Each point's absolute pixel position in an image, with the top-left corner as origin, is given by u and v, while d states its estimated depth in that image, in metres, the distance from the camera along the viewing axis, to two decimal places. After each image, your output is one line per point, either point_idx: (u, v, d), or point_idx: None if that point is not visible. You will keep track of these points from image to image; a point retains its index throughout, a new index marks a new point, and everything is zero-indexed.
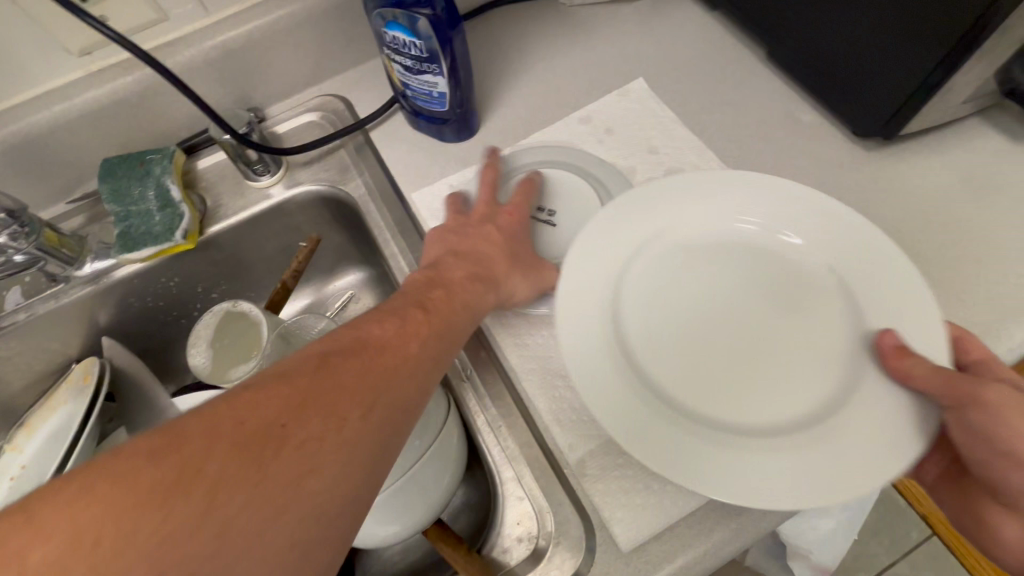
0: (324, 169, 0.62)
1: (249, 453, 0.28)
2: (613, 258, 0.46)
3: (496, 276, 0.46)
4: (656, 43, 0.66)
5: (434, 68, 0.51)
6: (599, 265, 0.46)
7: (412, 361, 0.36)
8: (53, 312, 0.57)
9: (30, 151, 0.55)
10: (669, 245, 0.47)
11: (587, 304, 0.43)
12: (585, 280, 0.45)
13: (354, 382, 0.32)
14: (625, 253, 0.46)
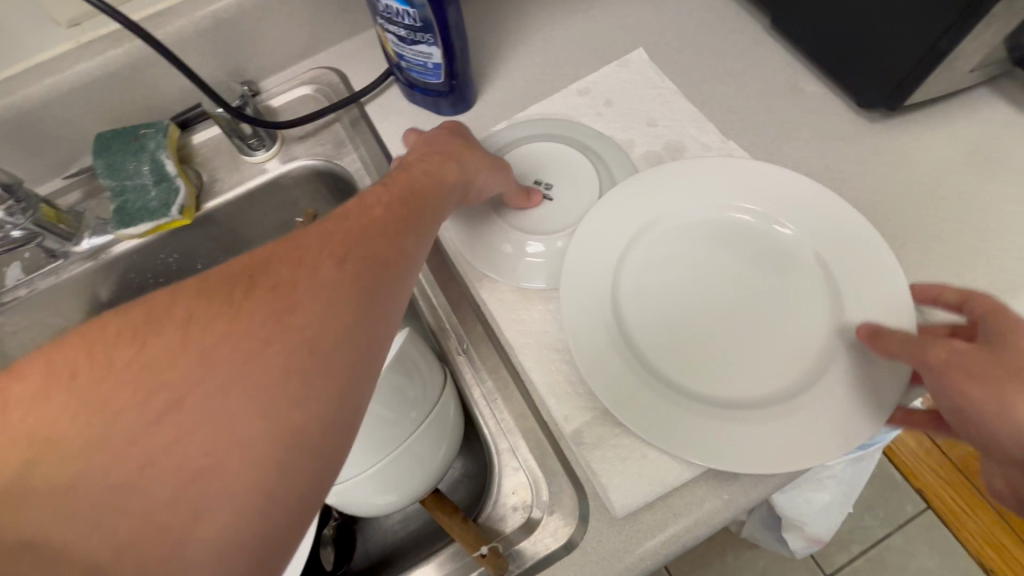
0: (319, 144, 0.61)
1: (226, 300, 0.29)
2: (613, 243, 0.49)
3: (455, 155, 0.47)
4: (657, 11, 0.64)
5: (428, 38, 0.50)
6: (600, 249, 0.49)
7: (379, 221, 0.36)
8: (54, 287, 0.58)
9: (23, 125, 0.54)
10: (666, 230, 0.50)
11: (588, 287, 0.47)
12: (585, 264, 0.48)
13: (324, 239, 0.33)
14: (631, 230, 0.49)
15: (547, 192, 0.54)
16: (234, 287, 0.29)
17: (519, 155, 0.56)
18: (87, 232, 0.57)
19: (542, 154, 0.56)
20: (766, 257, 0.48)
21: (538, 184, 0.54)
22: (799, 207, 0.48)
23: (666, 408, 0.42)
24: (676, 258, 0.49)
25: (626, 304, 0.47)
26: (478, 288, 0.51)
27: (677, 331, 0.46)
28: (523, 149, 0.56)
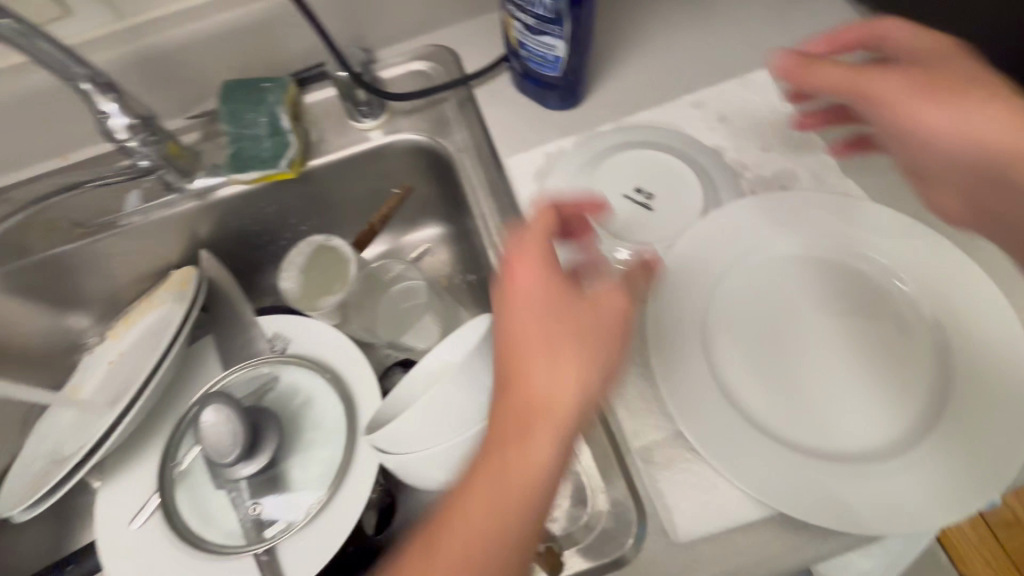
0: (424, 120, 0.62)
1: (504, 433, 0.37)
2: (707, 266, 0.48)
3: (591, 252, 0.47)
4: (786, 33, 0.62)
5: (556, 30, 0.50)
6: (691, 271, 0.48)
7: (560, 363, 0.38)
8: (165, 219, 0.62)
9: (163, 62, 0.58)
10: (761, 260, 0.48)
11: (676, 309, 0.46)
12: (676, 284, 0.47)
13: (518, 427, 0.37)
14: (724, 260, 0.48)
15: (647, 202, 0.53)
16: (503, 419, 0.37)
17: (623, 160, 0.55)
18: (201, 171, 0.61)
19: (646, 160, 0.55)
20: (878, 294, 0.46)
21: (638, 192, 0.53)
22: (918, 258, 0.46)
23: (749, 444, 0.41)
24: (778, 286, 0.47)
25: (725, 329, 0.46)
26: None
27: (779, 362, 0.45)
28: (627, 154, 0.55)
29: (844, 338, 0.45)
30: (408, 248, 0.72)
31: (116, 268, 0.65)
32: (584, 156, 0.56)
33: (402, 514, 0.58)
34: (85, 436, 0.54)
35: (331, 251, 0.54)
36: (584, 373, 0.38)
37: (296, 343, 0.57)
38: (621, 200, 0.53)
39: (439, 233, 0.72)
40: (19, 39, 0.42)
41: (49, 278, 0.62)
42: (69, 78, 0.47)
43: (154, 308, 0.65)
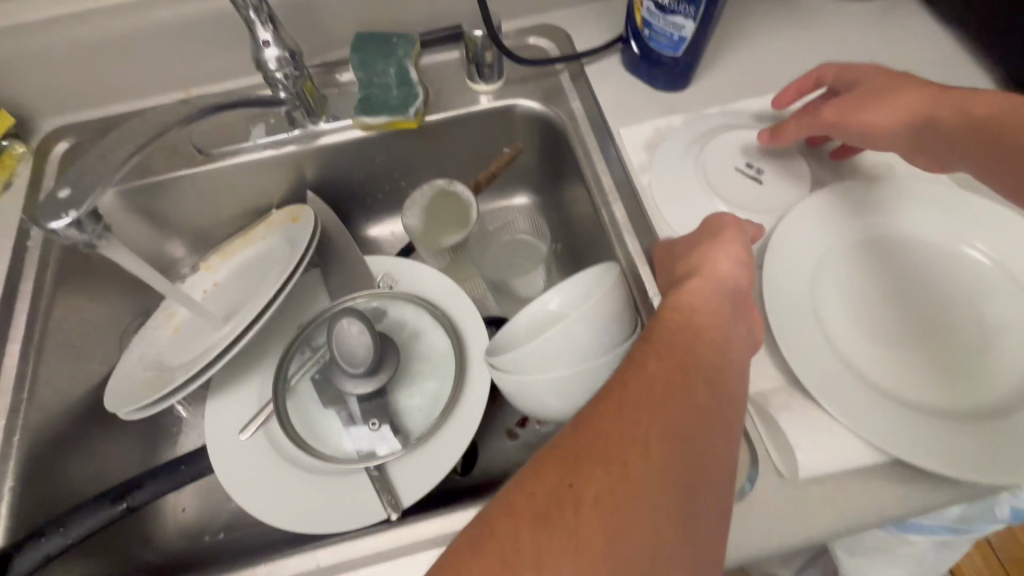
0: (537, 90, 0.66)
1: (687, 253, 0.50)
2: (812, 241, 0.52)
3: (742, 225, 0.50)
4: (879, 44, 0.66)
5: (689, 10, 0.54)
6: (798, 243, 0.52)
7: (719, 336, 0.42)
8: (281, 156, 0.64)
9: (304, 8, 0.62)
10: (863, 241, 0.52)
11: (788, 274, 0.50)
12: (785, 254, 0.51)
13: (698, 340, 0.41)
14: (828, 238, 0.52)
15: (756, 177, 0.57)
16: (689, 246, 0.50)
17: (729, 139, 0.59)
18: (326, 114, 0.63)
19: (751, 141, 0.59)
20: (978, 272, 0.49)
21: (746, 168, 0.57)
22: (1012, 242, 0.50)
23: (862, 396, 0.44)
24: (879, 260, 0.51)
25: (837, 294, 0.50)
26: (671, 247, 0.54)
27: (888, 325, 0.48)
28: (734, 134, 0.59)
29: (949, 309, 0.48)
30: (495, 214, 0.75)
31: (221, 200, 0.67)
32: (692, 133, 0.60)
33: (485, 461, 0.60)
34: (198, 354, 0.55)
35: (451, 194, 0.57)
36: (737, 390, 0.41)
37: (403, 283, 0.59)
38: (730, 174, 0.57)
39: (526, 202, 0.75)
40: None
41: (162, 201, 0.64)
42: (241, 6, 0.51)
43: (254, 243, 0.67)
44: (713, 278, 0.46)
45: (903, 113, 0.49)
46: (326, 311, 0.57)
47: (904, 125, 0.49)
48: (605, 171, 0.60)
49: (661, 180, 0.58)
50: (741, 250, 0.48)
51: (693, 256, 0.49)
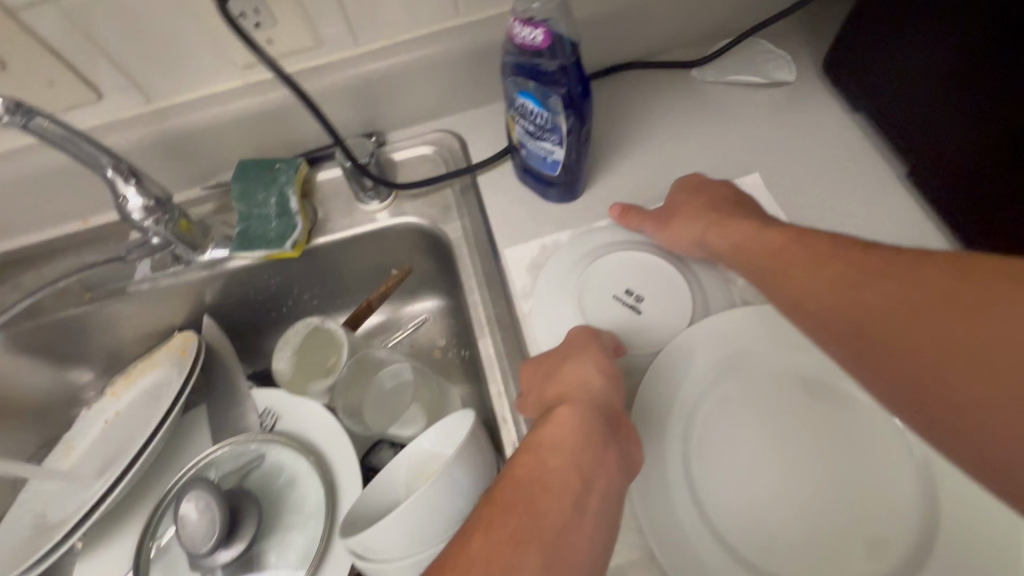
0: (428, 206, 0.64)
1: (552, 373, 0.48)
2: (690, 379, 0.48)
3: (594, 352, 0.48)
4: (784, 139, 0.63)
5: (554, 138, 0.52)
6: (674, 384, 0.48)
7: (561, 482, 0.39)
8: (172, 287, 0.64)
9: (184, 142, 0.61)
10: (746, 374, 0.48)
11: (658, 426, 0.46)
12: (659, 398, 0.47)
13: (531, 498, 0.38)
14: (708, 375, 0.48)
15: (637, 304, 0.54)
16: (556, 360, 0.49)
17: (615, 259, 0.56)
18: (210, 245, 0.63)
19: (637, 262, 0.56)
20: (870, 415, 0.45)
21: (628, 293, 0.54)
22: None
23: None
24: (764, 399, 0.47)
25: (712, 445, 0.46)
26: None
27: (764, 483, 0.44)
28: (620, 254, 0.56)
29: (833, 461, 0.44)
30: (406, 319, 0.74)
31: (121, 330, 0.67)
32: (578, 251, 0.58)
33: None
34: (75, 510, 0.54)
35: (324, 332, 0.57)
36: (584, 538, 0.38)
37: (284, 420, 0.58)
38: (610, 300, 0.54)
39: (437, 306, 0.73)
40: (53, 136, 0.45)
41: (59, 337, 0.64)
42: (95, 167, 0.50)
43: (153, 368, 0.66)
44: (575, 398, 0.45)
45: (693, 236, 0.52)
46: (198, 461, 0.55)
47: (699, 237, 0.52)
48: (489, 297, 0.58)
49: (541, 306, 0.55)
50: (603, 367, 0.47)
51: (559, 374, 0.47)
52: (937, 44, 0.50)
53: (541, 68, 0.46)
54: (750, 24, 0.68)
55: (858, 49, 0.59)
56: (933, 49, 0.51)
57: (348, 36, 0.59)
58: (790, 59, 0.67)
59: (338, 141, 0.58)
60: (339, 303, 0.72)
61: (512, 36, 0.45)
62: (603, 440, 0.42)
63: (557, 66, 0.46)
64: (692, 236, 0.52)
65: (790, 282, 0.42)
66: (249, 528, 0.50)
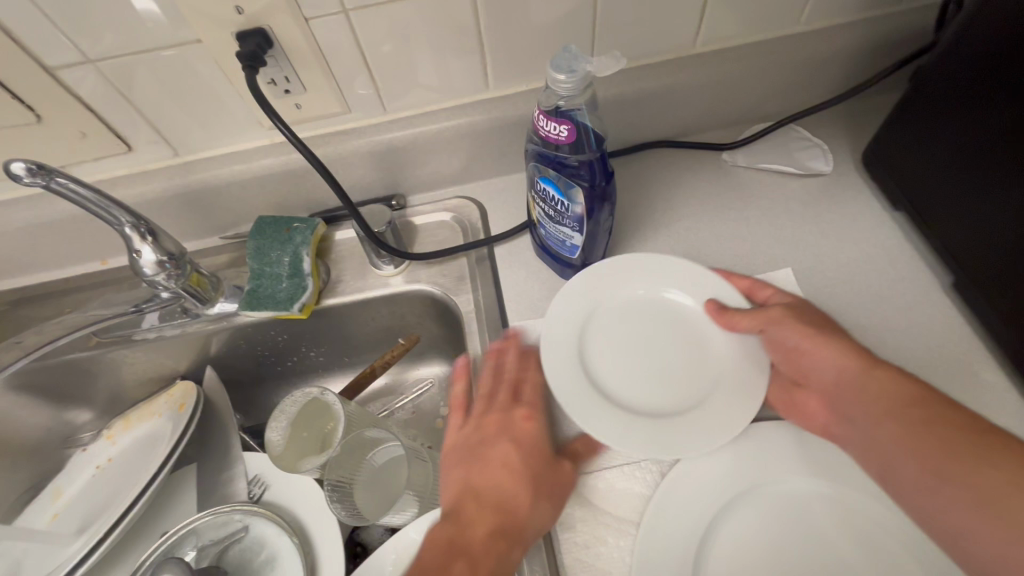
0: (442, 274, 0.63)
1: (534, 466, 0.46)
2: (703, 502, 0.45)
3: (524, 433, 0.48)
4: (819, 232, 0.60)
5: (573, 225, 0.50)
6: (686, 506, 0.45)
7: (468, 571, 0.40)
8: (178, 337, 0.63)
9: (207, 194, 0.62)
10: (761, 500, 0.45)
11: (669, 553, 0.43)
12: (668, 522, 0.44)
13: None
14: (721, 499, 0.45)
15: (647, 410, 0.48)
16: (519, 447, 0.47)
17: (733, 406, 0.47)
18: (218, 298, 0.62)
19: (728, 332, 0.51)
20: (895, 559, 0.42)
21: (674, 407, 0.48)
22: None
23: None
24: (783, 528, 0.44)
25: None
26: None
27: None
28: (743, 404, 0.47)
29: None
30: (410, 383, 0.71)
31: (124, 373, 0.66)
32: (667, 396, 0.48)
33: None
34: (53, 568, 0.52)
35: (322, 403, 0.56)
36: None
37: (273, 490, 0.55)
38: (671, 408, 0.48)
39: (444, 372, 0.71)
40: (69, 194, 0.45)
41: (63, 376, 0.64)
42: (114, 224, 0.50)
43: (151, 417, 0.65)
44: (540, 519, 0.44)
45: (790, 356, 0.47)
46: (176, 534, 0.52)
47: (840, 365, 0.44)
48: None
49: (619, 431, 0.46)
50: (535, 460, 0.47)
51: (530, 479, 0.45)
52: (987, 158, 0.47)
53: (564, 161, 0.45)
54: (787, 110, 0.66)
55: (901, 148, 0.57)
56: (983, 162, 0.48)
57: (375, 103, 0.59)
58: (827, 149, 0.64)
59: (356, 211, 0.57)
60: (344, 362, 0.70)
61: (537, 128, 0.44)
62: (520, 530, 0.43)
63: (581, 160, 0.44)
64: (836, 363, 0.45)
65: (925, 433, 0.39)
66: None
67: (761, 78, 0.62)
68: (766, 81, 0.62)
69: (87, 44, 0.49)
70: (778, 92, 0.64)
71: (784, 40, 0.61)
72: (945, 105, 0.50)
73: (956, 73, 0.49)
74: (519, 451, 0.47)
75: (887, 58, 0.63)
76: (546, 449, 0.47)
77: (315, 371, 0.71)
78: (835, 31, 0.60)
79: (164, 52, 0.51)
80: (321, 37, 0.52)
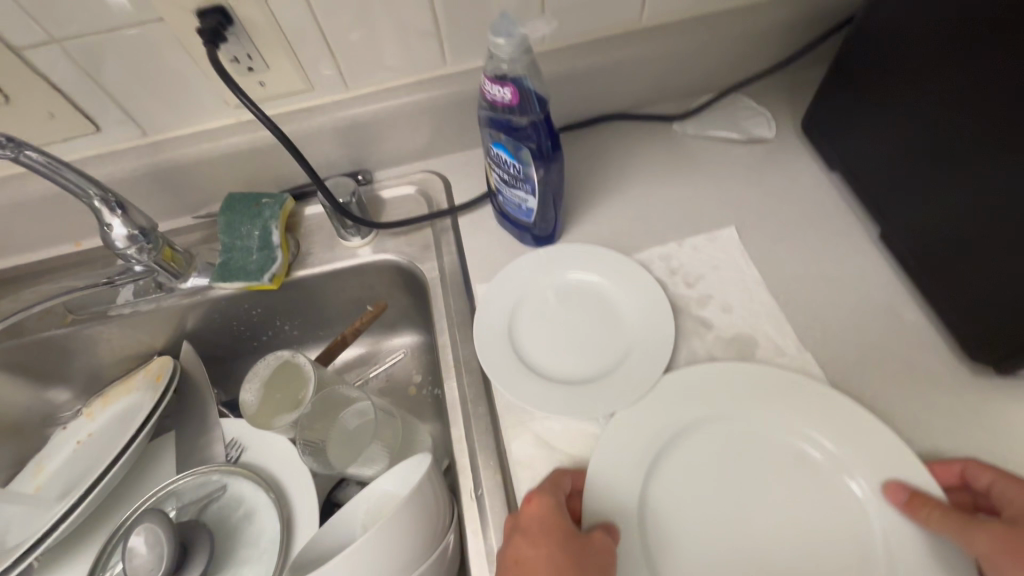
0: (408, 244, 0.66)
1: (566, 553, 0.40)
2: (653, 430, 0.48)
3: (535, 522, 0.43)
4: (761, 193, 0.64)
5: (526, 188, 0.53)
6: (637, 435, 0.48)
7: None
8: (153, 312, 0.65)
9: (177, 172, 0.64)
10: (703, 426, 0.49)
11: (620, 475, 0.46)
12: (621, 448, 0.47)
13: None
14: (666, 429, 0.48)
15: (571, 377, 0.52)
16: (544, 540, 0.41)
17: (646, 368, 0.51)
18: (191, 274, 0.64)
19: (636, 290, 0.56)
20: (828, 479, 0.46)
21: (596, 371, 0.52)
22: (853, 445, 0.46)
23: None
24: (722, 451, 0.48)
25: (673, 504, 0.46)
26: (508, 435, 0.51)
27: (722, 550, 0.44)
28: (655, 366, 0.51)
29: (785, 528, 0.45)
30: (383, 353, 0.74)
31: (102, 350, 0.68)
32: (591, 361, 0.53)
33: None
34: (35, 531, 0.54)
35: (295, 365, 0.58)
36: None
37: (249, 452, 0.58)
38: (593, 373, 0.52)
39: (416, 342, 0.74)
40: (37, 165, 0.47)
41: (40, 354, 0.66)
42: (83, 197, 0.52)
43: (129, 392, 0.67)
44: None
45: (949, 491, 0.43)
46: (156, 495, 0.54)
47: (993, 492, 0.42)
48: (459, 337, 0.58)
49: (542, 398, 0.51)
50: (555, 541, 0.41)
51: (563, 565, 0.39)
52: (905, 113, 0.51)
53: (513, 124, 0.48)
54: (733, 81, 0.70)
55: (834, 111, 0.61)
56: (902, 118, 0.52)
57: (338, 80, 0.62)
58: (770, 117, 0.68)
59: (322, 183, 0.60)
60: (318, 334, 0.73)
61: (484, 93, 0.47)
62: None
63: (528, 122, 0.47)
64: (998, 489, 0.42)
65: None
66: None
67: (706, 50, 0.65)
68: (711, 52, 0.66)
69: (50, 23, 0.50)
70: (723, 64, 0.68)
71: (726, 13, 0.64)
72: (868, 67, 0.54)
73: (876, 36, 0.53)
74: (541, 546, 0.41)
75: (822, 29, 0.67)
76: (562, 523, 0.42)
77: (290, 344, 0.73)
78: (772, 3, 0.64)
79: (127, 32, 0.52)
80: (280, 15, 0.54)
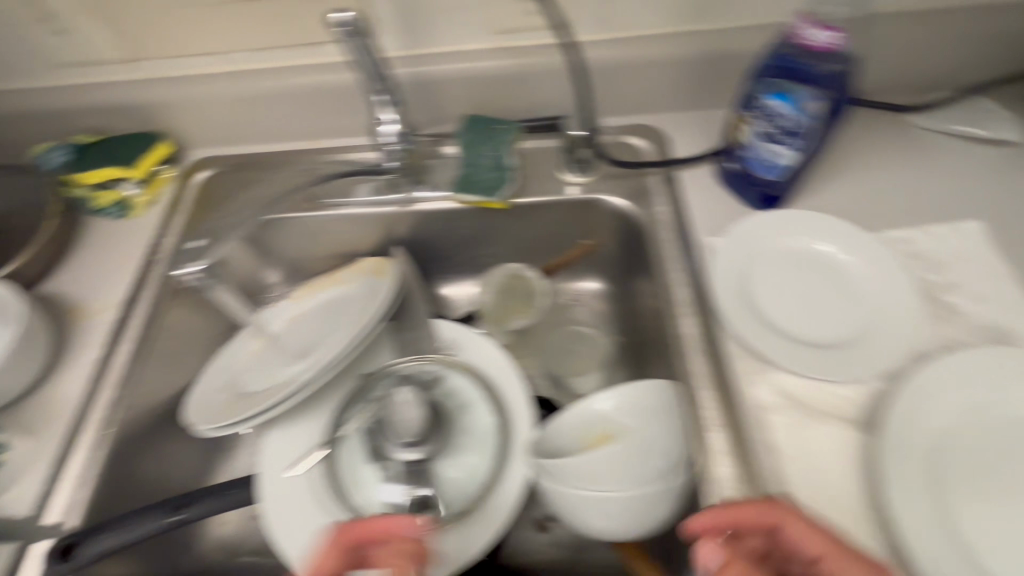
0: (624, 188, 0.67)
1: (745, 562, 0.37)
2: (939, 404, 0.45)
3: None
4: (1005, 193, 0.62)
5: (792, 142, 0.54)
6: (925, 406, 0.45)
7: None
8: (376, 212, 0.70)
9: (425, 87, 0.68)
10: (992, 409, 0.45)
11: (904, 438, 0.44)
12: (907, 415, 0.45)
13: None
14: (950, 404, 0.45)
15: (810, 338, 0.53)
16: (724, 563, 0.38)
17: (892, 341, 0.51)
18: (423, 183, 0.69)
19: (880, 265, 0.55)
20: None
21: (835, 337, 0.53)
22: None
23: None
24: (1010, 439, 0.44)
25: (954, 474, 0.43)
26: (742, 376, 0.51)
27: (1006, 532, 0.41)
28: (904, 339, 0.51)
29: None
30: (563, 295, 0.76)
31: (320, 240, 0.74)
32: (830, 328, 0.53)
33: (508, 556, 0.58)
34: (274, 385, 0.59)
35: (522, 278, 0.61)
36: None
37: (463, 352, 0.61)
38: (830, 339, 0.53)
39: (598, 290, 0.75)
40: (351, 48, 0.52)
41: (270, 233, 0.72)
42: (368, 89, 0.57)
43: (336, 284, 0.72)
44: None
45: None
46: (381, 374, 0.59)
47: None
48: (679, 279, 0.59)
49: (783, 351, 0.52)
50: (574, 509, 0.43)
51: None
52: None
53: (810, 71, 0.52)
54: (975, 81, 0.68)
55: None
56: None
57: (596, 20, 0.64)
58: (1015, 121, 0.66)
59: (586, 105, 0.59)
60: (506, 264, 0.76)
61: (797, 35, 0.52)
62: None
63: (827, 70, 0.52)
64: None
65: None
66: (401, 455, 0.55)
67: (963, 43, 0.64)
68: (967, 46, 0.65)
69: None
70: (974, 61, 0.66)
71: (994, 8, 0.63)
72: None
73: None
74: None
75: None
76: None
77: (477, 270, 0.77)
78: None
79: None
80: None
